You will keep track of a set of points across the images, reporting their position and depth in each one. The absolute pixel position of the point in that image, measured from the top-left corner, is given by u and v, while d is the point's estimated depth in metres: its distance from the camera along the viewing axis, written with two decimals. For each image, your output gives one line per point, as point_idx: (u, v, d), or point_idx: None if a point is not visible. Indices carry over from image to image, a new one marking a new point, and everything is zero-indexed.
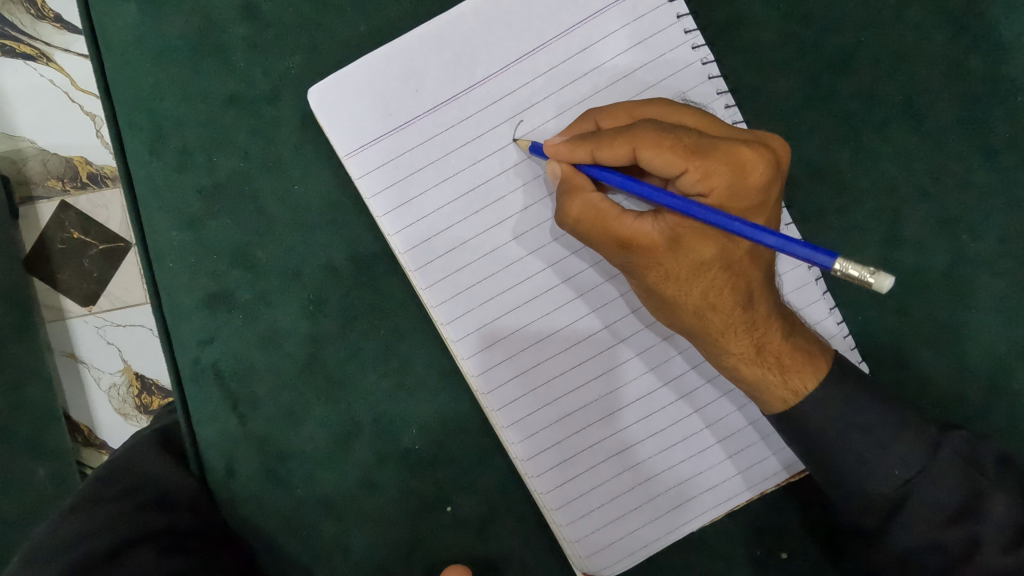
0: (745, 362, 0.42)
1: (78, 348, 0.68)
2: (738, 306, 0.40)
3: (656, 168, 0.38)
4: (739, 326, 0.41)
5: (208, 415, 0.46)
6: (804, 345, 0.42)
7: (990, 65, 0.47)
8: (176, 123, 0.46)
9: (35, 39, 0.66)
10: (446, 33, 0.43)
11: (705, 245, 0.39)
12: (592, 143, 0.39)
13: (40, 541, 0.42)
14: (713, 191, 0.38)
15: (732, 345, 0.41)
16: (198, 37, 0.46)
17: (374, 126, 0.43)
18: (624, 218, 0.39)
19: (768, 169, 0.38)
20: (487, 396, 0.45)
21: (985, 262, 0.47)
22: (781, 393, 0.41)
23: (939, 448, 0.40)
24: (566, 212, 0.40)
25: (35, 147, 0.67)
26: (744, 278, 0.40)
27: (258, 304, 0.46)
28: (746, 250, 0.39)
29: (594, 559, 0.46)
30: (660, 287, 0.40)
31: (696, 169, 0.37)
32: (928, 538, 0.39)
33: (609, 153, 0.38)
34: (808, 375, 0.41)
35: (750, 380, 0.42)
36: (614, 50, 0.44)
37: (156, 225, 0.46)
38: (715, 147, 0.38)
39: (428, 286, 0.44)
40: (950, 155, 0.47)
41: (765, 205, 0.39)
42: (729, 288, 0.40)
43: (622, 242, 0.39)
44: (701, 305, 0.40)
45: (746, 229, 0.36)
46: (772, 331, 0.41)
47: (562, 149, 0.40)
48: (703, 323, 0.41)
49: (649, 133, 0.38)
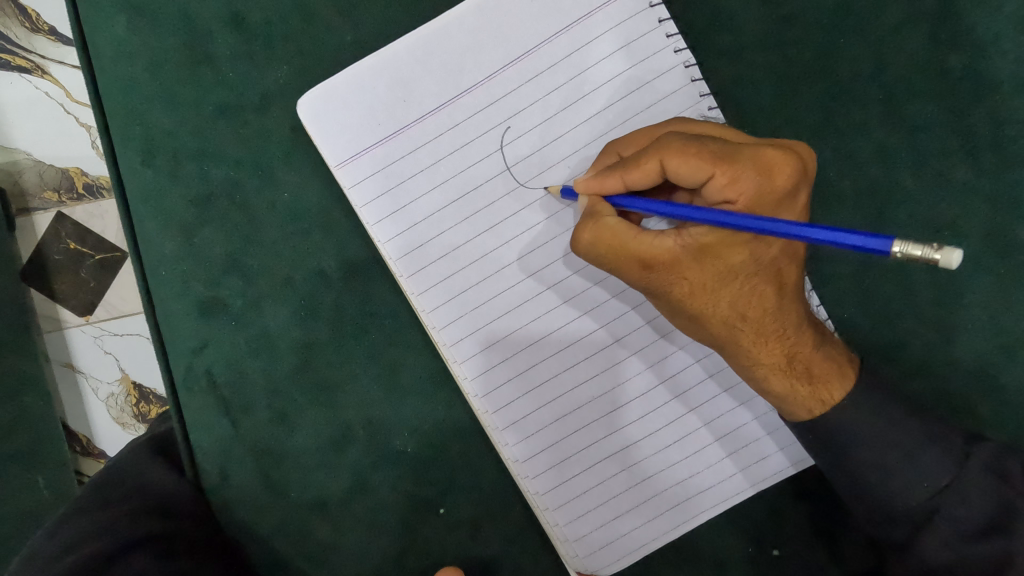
0: (776, 374, 0.41)
1: (74, 358, 0.69)
2: (766, 313, 0.40)
3: (683, 176, 0.38)
4: (770, 335, 0.41)
5: (201, 423, 0.46)
6: (831, 353, 0.43)
7: (969, 63, 0.47)
8: (168, 135, 0.46)
9: (29, 52, 0.67)
10: (433, 43, 0.44)
11: (736, 252, 0.38)
12: (620, 170, 0.39)
13: (35, 548, 0.43)
14: (742, 196, 0.38)
15: (762, 356, 0.41)
16: (188, 49, 0.46)
17: (364, 136, 0.43)
18: (644, 237, 0.39)
19: (795, 169, 0.38)
20: (480, 399, 0.45)
21: (968, 259, 0.47)
22: (808, 402, 0.42)
23: (968, 461, 0.41)
24: (581, 237, 0.40)
25: (30, 159, 0.67)
26: (773, 284, 0.40)
27: (250, 311, 0.47)
28: (777, 253, 0.39)
29: (591, 559, 0.47)
30: (686, 301, 0.39)
31: (724, 173, 0.37)
32: (955, 553, 0.40)
33: (637, 174, 0.38)
34: (835, 385, 0.42)
35: (779, 392, 0.42)
36: (600, 54, 0.45)
37: (149, 235, 0.46)
38: (741, 153, 0.38)
39: (420, 291, 0.44)
40: (932, 154, 0.47)
41: (795, 199, 0.39)
42: (757, 296, 0.40)
43: (644, 261, 0.39)
44: (730, 316, 0.40)
45: (789, 227, 0.34)
46: (801, 341, 0.42)
47: (592, 182, 0.40)
48: (733, 335, 0.41)
49: (674, 143, 0.38)
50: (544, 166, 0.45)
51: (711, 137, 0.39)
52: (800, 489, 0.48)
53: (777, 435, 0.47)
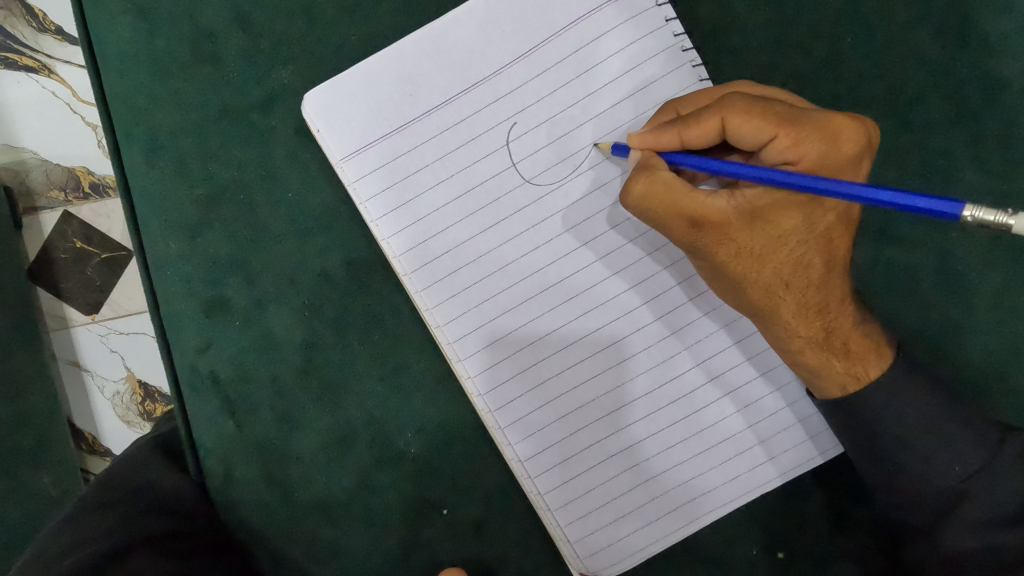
0: (812, 347, 0.42)
1: (81, 356, 0.69)
2: (812, 284, 0.41)
3: (744, 136, 0.38)
4: (811, 307, 0.41)
5: (206, 422, 0.47)
6: (869, 332, 0.42)
7: (977, 62, 0.47)
8: (172, 135, 0.46)
9: (36, 52, 0.68)
10: (439, 39, 0.44)
11: (787, 217, 0.39)
12: (678, 125, 0.39)
13: (40, 546, 0.43)
14: (803, 158, 0.38)
15: (802, 328, 0.42)
16: (193, 49, 0.46)
17: (371, 130, 0.43)
18: (697, 195, 0.39)
19: (860, 140, 0.38)
20: (482, 397, 0.45)
21: (977, 260, 0.47)
22: (842, 377, 0.42)
23: (1003, 448, 0.40)
24: (633, 189, 0.39)
25: (37, 158, 0.68)
26: (822, 255, 0.40)
27: (254, 310, 0.47)
28: (831, 222, 0.40)
29: (592, 560, 0.46)
30: (730, 264, 0.40)
31: (787, 136, 0.38)
32: (984, 539, 0.39)
33: (696, 131, 0.39)
34: (872, 362, 0.42)
35: (813, 365, 0.42)
36: (607, 51, 0.44)
37: (153, 235, 0.46)
38: (808, 117, 0.38)
39: (424, 288, 0.44)
40: (940, 155, 0.47)
41: (856, 171, 0.39)
42: (805, 264, 0.40)
43: (694, 219, 0.39)
44: (773, 283, 0.40)
45: (857, 189, 0.35)
46: (842, 317, 0.42)
47: (647, 136, 0.40)
48: (775, 304, 0.41)
49: (738, 102, 0.38)
50: (550, 163, 0.44)
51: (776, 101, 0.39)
52: (806, 491, 0.48)
53: (782, 438, 0.46)
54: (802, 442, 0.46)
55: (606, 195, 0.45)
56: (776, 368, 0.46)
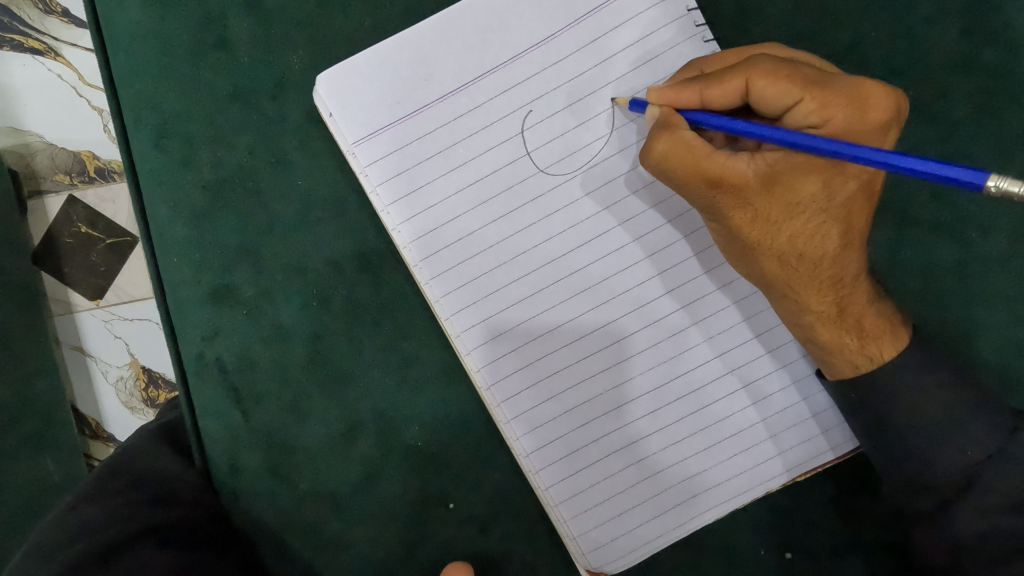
0: (824, 323, 0.42)
1: (84, 342, 0.69)
2: (826, 256, 0.41)
3: (768, 99, 0.38)
4: (824, 280, 0.41)
5: (211, 411, 0.46)
6: (885, 313, 0.42)
7: (1001, 59, 0.46)
8: (180, 120, 0.46)
9: (42, 34, 0.67)
10: (456, 23, 0.43)
11: (806, 184, 0.38)
12: (700, 83, 0.38)
13: (43, 534, 0.43)
14: (828, 122, 0.38)
15: (815, 302, 0.41)
16: (202, 33, 0.46)
17: (384, 114, 0.43)
18: (717, 157, 0.38)
19: (888, 108, 0.38)
20: (489, 390, 0.44)
21: (994, 260, 0.46)
22: (855, 357, 0.42)
23: (1016, 433, 0.40)
24: (654, 147, 0.38)
25: (43, 141, 0.67)
26: (839, 227, 0.40)
27: (262, 300, 0.46)
28: (852, 194, 0.39)
29: (595, 556, 0.45)
30: (745, 230, 0.39)
31: (814, 99, 0.37)
32: (990, 523, 0.39)
33: (718, 90, 0.38)
34: (887, 343, 0.42)
35: (826, 342, 0.42)
36: (627, 41, 0.44)
37: (160, 221, 0.46)
38: (836, 82, 0.37)
39: (433, 278, 0.43)
40: (960, 152, 0.46)
41: (881, 140, 0.38)
42: (821, 234, 0.40)
43: (714, 180, 0.38)
44: (787, 252, 0.40)
45: (879, 155, 0.34)
46: (857, 294, 0.42)
47: (668, 92, 0.39)
48: (787, 274, 0.41)
49: (765, 64, 0.37)
50: (564, 153, 0.44)
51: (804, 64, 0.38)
52: (816, 491, 0.47)
53: (793, 433, 0.45)
54: (813, 436, 0.45)
55: (622, 186, 0.44)
56: (791, 364, 0.45)
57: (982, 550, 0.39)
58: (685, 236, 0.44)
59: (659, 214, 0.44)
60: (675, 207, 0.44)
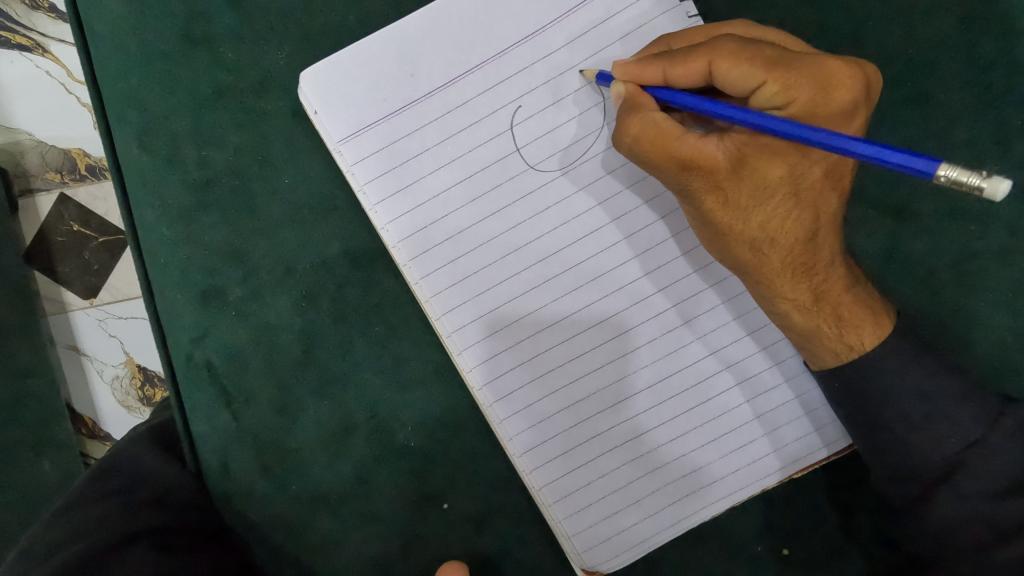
0: (799, 311, 0.41)
1: (79, 341, 0.68)
2: (798, 243, 0.40)
3: (732, 82, 0.37)
4: (797, 266, 0.40)
5: (202, 412, 0.46)
6: (865, 299, 0.41)
7: (1000, 47, 0.45)
8: (165, 118, 0.45)
9: (30, 30, 0.66)
10: (442, 17, 0.42)
11: (774, 166, 0.37)
12: (665, 60, 0.38)
13: (35, 537, 0.42)
14: (792, 104, 0.36)
15: (789, 290, 0.41)
16: (186, 29, 0.45)
17: (370, 111, 0.42)
18: (687, 138, 0.37)
19: (858, 86, 0.36)
20: (481, 390, 0.43)
21: (993, 253, 0.46)
22: (833, 345, 0.41)
23: (1000, 419, 0.39)
24: (626, 130, 0.38)
25: (33, 139, 0.67)
26: (809, 211, 0.39)
27: (251, 300, 0.46)
28: (818, 177, 0.38)
29: (592, 555, 0.45)
30: (717, 214, 0.39)
31: (776, 81, 0.36)
32: (972, 508, 0.38)
33: (682, 70, 0.38)
34: (868, 332, 0.40)
35: (803, 330, 0.41)
36: (614, 34, 0.43)
37: (147, 221, 0.45)
38: (800, 62, 0.36)
39: (422, 277, 0.43)
40: (959, 142, 0.45)
41: (852, 119, 0.37)
42: (792, 219, 0.39)
43: (684, 161, 0.37)
44: (758, 238, 0.39)
45: (835, 139, 0.33)
46: (833, 280, 0.41)
47: (632, 67, 0.39)
48: (759, 261, 0.40)
49: (729, 45, 0.37)
50: (555, 149, 0.43)
51: (771, 43, 0.37)
52: (813, 487, 0.47)
53: (787, 431, 0.45)
54: (807, 434, 0.45)
55: (612, 183, 0.43)
56: (784, 362, 0.44)
57: (968, 538, 0.38)
58: (675, 234, 0.43)
59: (645, 214, 0.43)
60: (665, 204, 0.43)
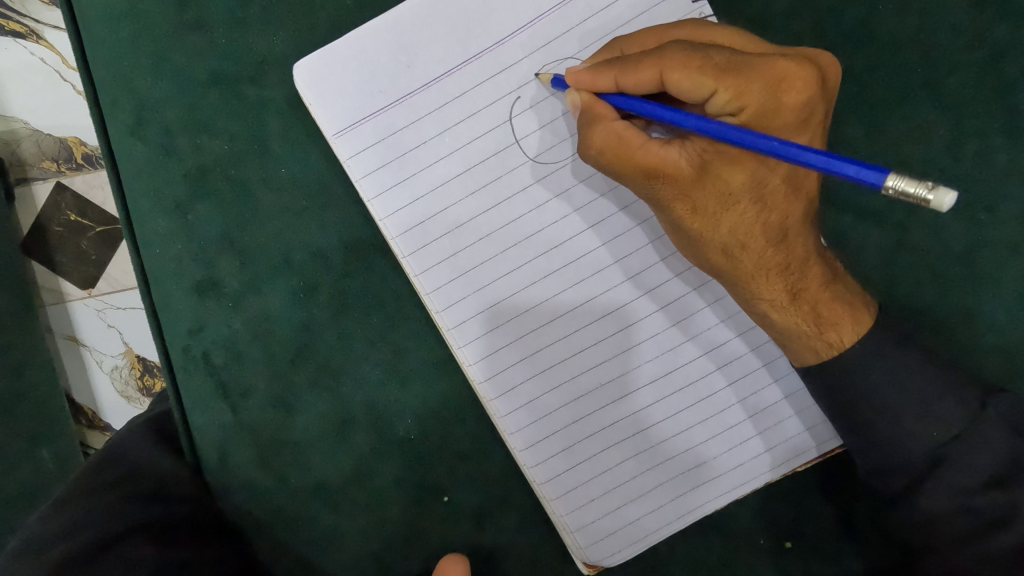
0: (777, 309, 0.40)
1: (78, 331, 0.68)
2: (769, 245, 0.39)
3: (684, 90, 0.36)
4: (772, 267, 0.39)
5: (199, 404, 0.45)
6: (846, 295, 0.40)
7: (1014, 34, 0.44)
8: (160, 106, 0.44)
9: (24, 16, 0.65)
10: (437, 7, 0.41)
11: (736, 172, 0.36)
12: (616, 68, 0.37)
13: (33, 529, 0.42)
14: (746, 109, 0.35)
15: (765, 290, 0.40)
16: (180, 14, 0.44)
17: (364, 103, 0.41)
18: (650, 146, 0.37)
19: (811, 85, 0.35)
20: (483, 384, 0.43)
21: (1005, 243, 0.45)
22: (813, 343, 0.40)
23: (985, 412, 0.38)
24: (589, 143, 0.38)
25: (28, 128, 0.66)
26: (778, 215, 0.38)
27: (249, 292, 0.45)
28: (780, 181, 0.37)
29: (596, 548, 0.44)
30: (686, 221, 0.38)
31: (728, 88, 0.35)
32: (957, 501, 0.38)
33: (633, 79, 0.36)
34: (847, 328, 0.40)
35: (781, 329, 0.40)
36: (613, 23, 0.42)
37: (142, 211, 0.45)
38: (750, 65, 0.35)
39: (421, 271, 0.42)
40: (972, 130, 0.44)
41: (808, 124, 0.36)
42: (759, 224, 0.38)
43: (648, 170, 0.37)
44: (729, 243, 0.38)
45: (786, 150, 0.32)
46: (809, 278, 0.40)
47: (583, 76, 0.37)
48: (733, 264, 0.39)
49: (678, 53, 0.35)
50: (555, 141, 0.42)
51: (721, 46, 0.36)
52: (817, 481, 0.46)
53: (784, 429, 0.44)
54: (801, 432, 0.44)
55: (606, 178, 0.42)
56: (775, 361, 0.44)
57: (953, 529, 0.38)
58: None
59: (643, 208, 0.42)
60: None
